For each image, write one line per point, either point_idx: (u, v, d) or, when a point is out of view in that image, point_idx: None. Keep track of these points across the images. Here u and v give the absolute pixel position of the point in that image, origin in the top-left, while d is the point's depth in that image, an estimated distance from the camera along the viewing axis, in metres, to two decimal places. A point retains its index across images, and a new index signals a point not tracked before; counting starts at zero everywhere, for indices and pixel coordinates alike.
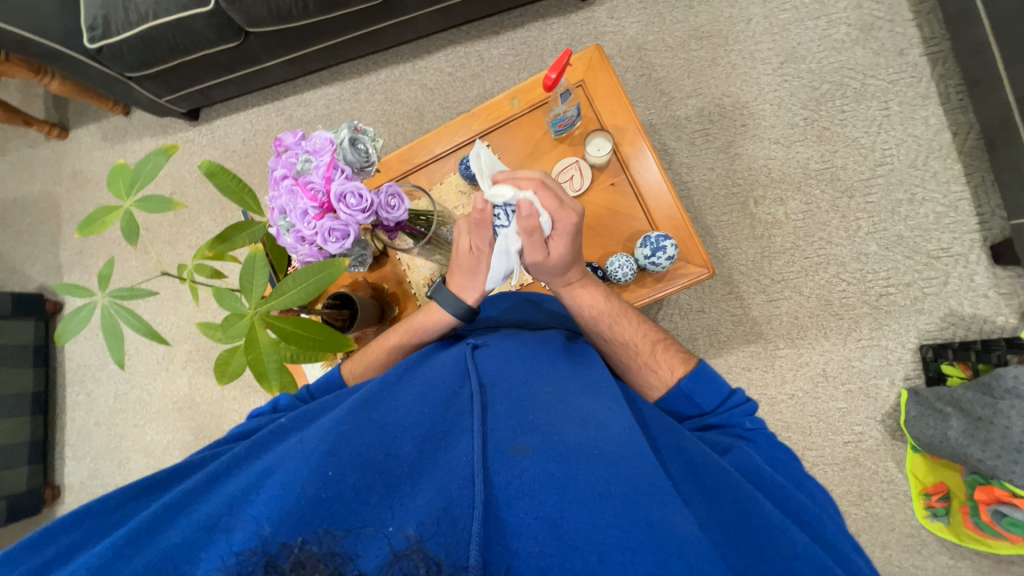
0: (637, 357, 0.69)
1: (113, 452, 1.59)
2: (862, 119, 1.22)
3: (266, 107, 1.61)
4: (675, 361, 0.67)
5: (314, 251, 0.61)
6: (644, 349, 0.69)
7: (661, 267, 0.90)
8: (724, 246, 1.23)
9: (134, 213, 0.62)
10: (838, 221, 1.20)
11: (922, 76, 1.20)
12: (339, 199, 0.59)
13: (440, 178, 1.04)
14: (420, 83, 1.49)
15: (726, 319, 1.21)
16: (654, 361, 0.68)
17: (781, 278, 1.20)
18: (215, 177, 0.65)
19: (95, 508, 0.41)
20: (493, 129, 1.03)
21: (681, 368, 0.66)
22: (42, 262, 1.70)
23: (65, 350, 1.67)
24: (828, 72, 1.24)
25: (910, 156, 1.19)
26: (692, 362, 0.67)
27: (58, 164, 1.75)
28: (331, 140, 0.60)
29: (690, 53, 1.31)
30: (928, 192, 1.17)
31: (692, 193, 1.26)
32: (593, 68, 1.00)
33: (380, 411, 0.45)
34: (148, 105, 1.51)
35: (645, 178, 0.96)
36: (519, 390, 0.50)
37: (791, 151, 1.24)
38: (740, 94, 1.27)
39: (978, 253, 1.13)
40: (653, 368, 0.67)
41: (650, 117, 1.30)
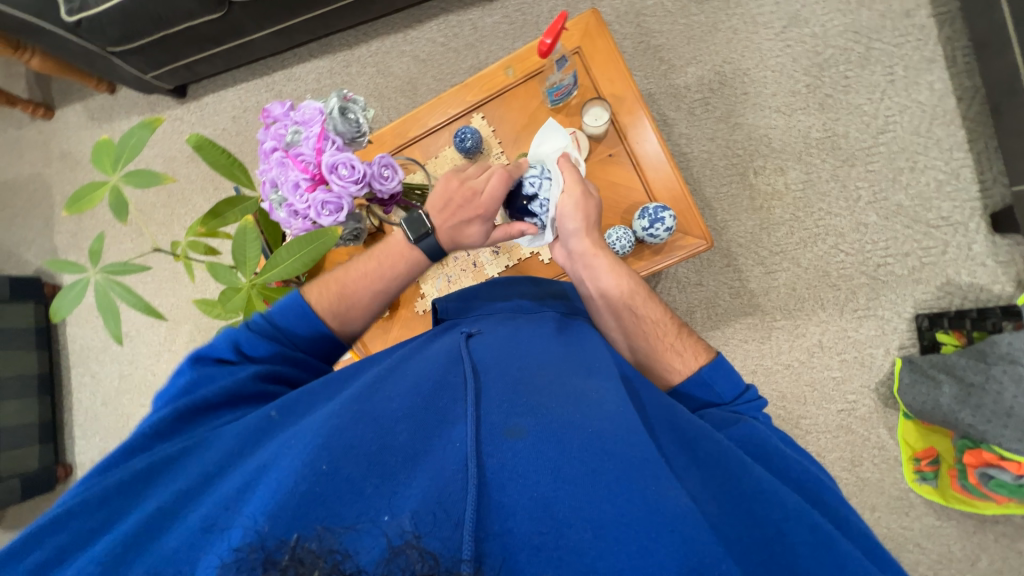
0: (664, 340, 0.68)
1: (121, 431, 1.63)
2: (865, 85, 1.19)
3: (255, 82, 1.57)
4: (698, 350, 0.67)
5: (307, 225, 0.60)
6: (670, 332, 0.69)
7: (659, 239, 0.89)
8: (722, 219, 1.22)
9: (123, 188, 0.61)
10: (838, 191, 1.19)
11: (929, 39, 1.16)
12: (331, 170, 0.58)
13: (435, 152, 1.02)
14: (412, 54, 1.45)
15: (723, 291, 1.21)
16: (679, 346, 0.67)
17: (779, 250, 1.20)
18: (203, 150, 0.64)
19: (78, 510, 0.42)
20: (488, 100, 1.00)
21: (703, 356, 0.66)
22: (37, 246, 1.69)
23: (67, 333, 1.68)
24: (832, 37, 1.21)
25: (913, 124, 1.16)
26: (710, 353, 0.67)
27: (45, 145, 1.72)
28: (321, 109, 0.59)
29: (690, 18, 1.26)
30: (930, 160, 1.15)
31: (690, 165, 1.24)
32: (590, 34, 0.96)
33: (372, 403, 0.46)
34: (133, 82, 1.47)
35: (644, 149, 0.94)
36: (513, 375, 0.51)
37: (792, 121, 1.21)
38: (741, 61, 1.24)
39: (978, 222, 1.12)
40: (677, 351, 0.67)
41: (648, 86, 1.27)
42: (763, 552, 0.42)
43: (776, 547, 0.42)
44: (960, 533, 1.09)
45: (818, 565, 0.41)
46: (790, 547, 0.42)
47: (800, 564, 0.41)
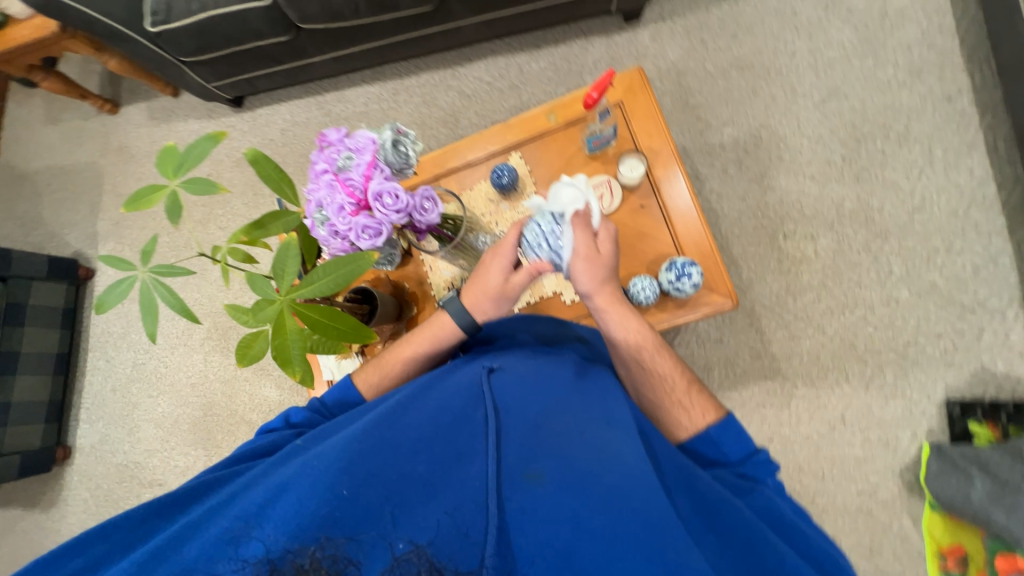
0: (671, 394, 0.66)
1: (125, 419, 1.64)
2: (902, 162, 1.19)
3: (308, 100, 1.66)
4: (706, 407, 0.65)
5: (345, 246, 0.62)
6: (680, 388, 0.66)
7: (684, 293, 0.88)
8: (748, 278, 1.21)
9: (180, 192, 0.63)
10: (869, 263, 1.17)
11: (970, 125, 1.17)
12: (376, 198, 0.59)
13: (470, 184, 1.05)
14: (458, 89, 1.52)
15: (744, 351, 1.19)
16: (688, 402, 0.65)
17: (805, 316, 1.17)
18: (258, 165, 0.67)
19: (123, 523, 0.42)
20: (527, 141, 1.04)
21: (712, 413, 0.64)
22: (80, 229, 1.77)
23: (92, 316, 1.73)
24: (871, 113, 1.22)
25: (950, 205, 1.15)
26: (720, 412, 0.65)
27: (106, 138, 1.83)
28: (374, 139, 0.61)
29: (731, 82, 1.30)
30: (967, 244, 1.13)
31: (720, 221, 1.25)
32: (633, 90, 1.00)
33: (394, 428, 0.45)
34: (198, 90, 1.58)
35: (675, 202, 0.95)
36: (535, 415, 0.49)
37: (826, 189, 1.22)
38: (777, 126, 1.26)
39: (1016, 311, 1.09)
40: (684, 408, 0.65)
41: (684, 141, 1.30)
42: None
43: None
44: None
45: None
46: None
47: None
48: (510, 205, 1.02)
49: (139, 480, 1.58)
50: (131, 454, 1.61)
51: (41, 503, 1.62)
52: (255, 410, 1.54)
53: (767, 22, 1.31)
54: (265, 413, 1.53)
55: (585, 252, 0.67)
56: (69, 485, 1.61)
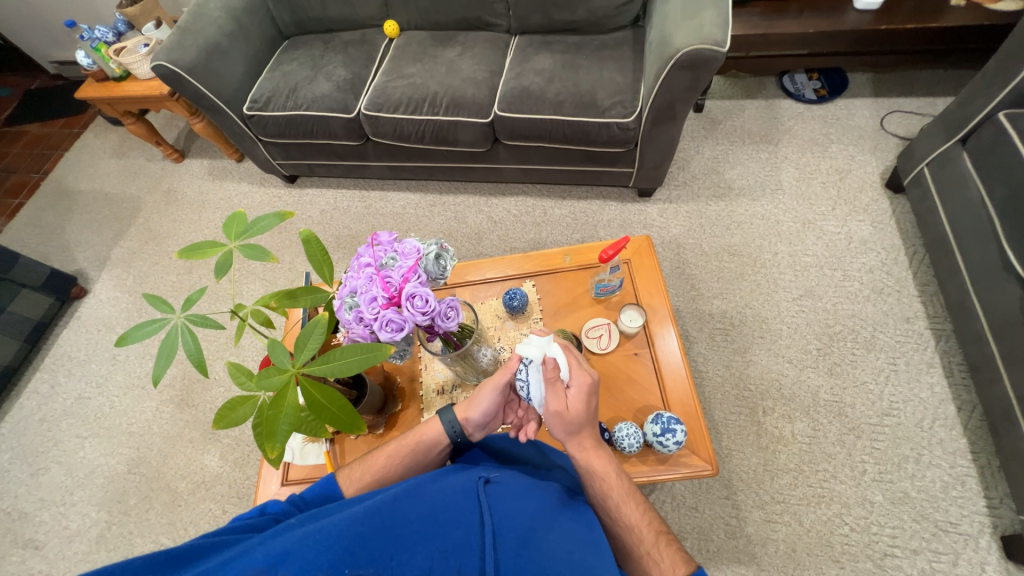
0: (640, 545, 0.65)
1: (36, 457, 1.46)
2: (870, 365, 1.31)
3: (354, 192, 1.86)
4: (676, 561, 0.62)
5: (364, 332, 0.66)
6: (648, 537, 0.65)
7: (667, 449, 0.90)
8: (727, 446, 1.23)
9: (234, 253, 0.69)
10: (843, 457, 1.20)
11: (927, 346, 1.31)
12: (408, 298, 0.66)
13: (483, 298, 1.14)
14: (487, 214, 1.73)
15: (718, 525, 1.14)
16: (657, 554, 0.63)
17: (781, 499, 1.16)
18: (309, 247, 0.76)
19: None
20: (542, 273, 1.16)
21: (682, 567, 0.61)
22: (95, 251, 1.82)
23: (61, 336, 1.67)
24: (841, 316, 1.38)
25: (916, 416, 1.23)
26: (692, 567, 0.61)
27: (160, 180, 2.00)
28: (420, 249, 0.70)
29: (721, 263, 1.50)
30: (934, 457, 1.18)
31: (704, 383, 1.31)
32: (640, 252, 1.15)
33: (390, 524, 0.44)
34: (262, 162, 1.78)
35: (667, 357, 1.02)
36: (528, 529, 0.50)
37: (802, 375, 1.31)
38: (760, 309, 1.41)
39: (989, 540, 1.08)
40: (654, 560, 0.63)
41: (678, 303, 1.44)
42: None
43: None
44: None
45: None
46: None
47: None
48: (515, 325, 1.09)
49: (14, 537, 1.34)
50: (21, 502, 1.40)
51: None
52: (186, 478, 1.39)
53: (754, 224, 1.56)
54: (195, 485, 1.37)
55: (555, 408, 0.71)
56: None
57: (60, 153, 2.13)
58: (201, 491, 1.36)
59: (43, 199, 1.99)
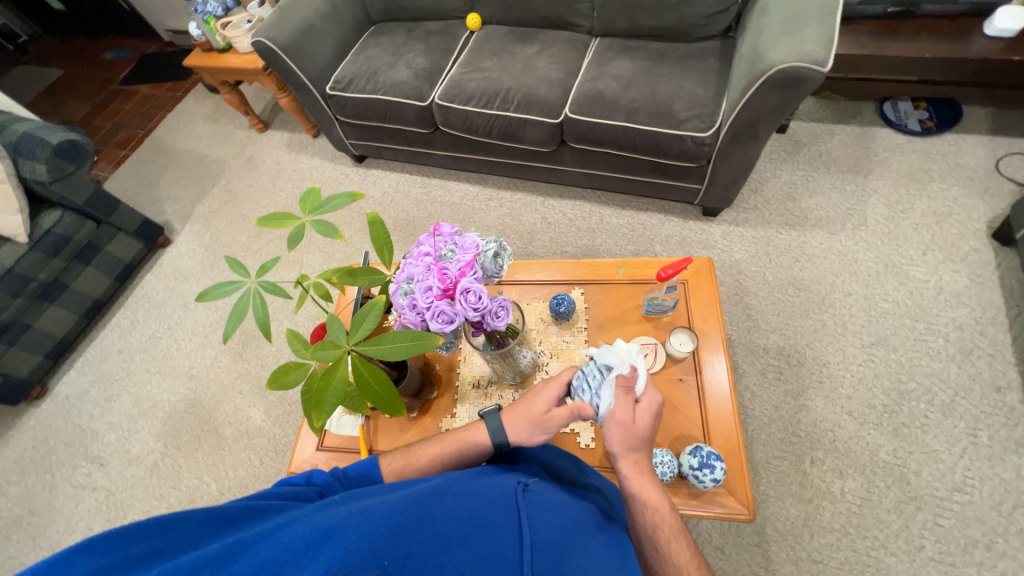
0: None
1: (112, 383, 1.63)
2: (945, 432, 1.18)
3: (416, 178, 1.91)
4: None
5: (415, 319, 0.68)
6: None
7: (702, 484, 0.85)
8: (765, 491, 1.15)
9: (307, 226, 0.73)
10: (899, 527, 1.09)
11: (1018, 422, 1.16)
12: (462, 292, 0.67)
13: (529, 299, 1.13)
14: (542, 215, 1.72)
15: (743, 573, 1.07)
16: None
17: (819, 558, 1.07)
18: (374, 229, 0.78)
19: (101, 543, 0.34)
20: (593, 282, 1.13)
21: None
22: (182, 206, 1.99)
23: (145, 279, 1.85)
24: (917, 373, 1.25)
25: (994, 498, 1.09)
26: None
27: (244, 147, 2.15)
28: (479, 245, 0.70)
29: (784, 296, 1.40)
30: (1011, 548, 1.04)
31: (748, 421, 1.24)
32: (699, 274, 1.10)
33: (427, 519, 0.41)
34: (336, 140, 1.87)
35: (714, 388, 0.97)
36: (567, 549, 0.46)
37: (862, 430, 1.20)
38: (822, 351, 1.31)
39: None
40: None
41: (730, 332, 1.36)
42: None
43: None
44: None
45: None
46: None
47: None
48: (558, 330, 1.08)
49: (86, 451, 1.51)
50: (95, 421, 1.56)
51: None
52: (233, 425, 1.49)
53: (827, 259, 1.44)
54: (240, 433, 1.48)
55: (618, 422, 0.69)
56: (21, 427, 1.57)
57: (164, 113, 2.35)
58: (243, 440, 1.47)
59: (145, 153, 2.20)
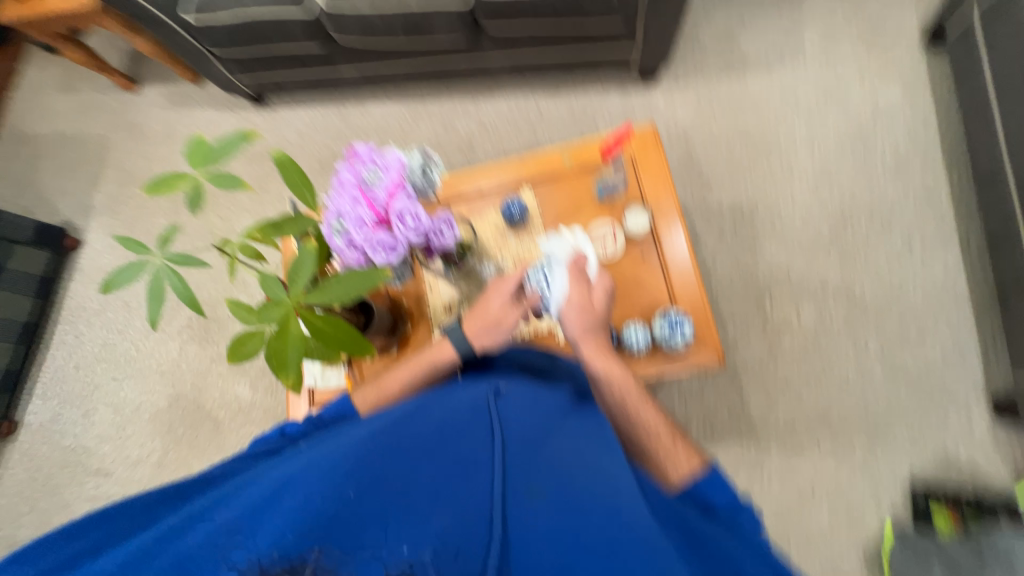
0: (657, 443, 0.67)
1: (82, 400, 1.56)
2: (884, 246, 1.27)
3: (330, 108, 1.69)
4: (691, 453, 0.67)
5: (358, 258, 0.64)
6: (667, 437, 0.68)
7: (675, 345, 0.91)
8: (733, 337, 1.26)
9: (203, 183, 0.63)
10: (848, 338, 1.23)
11: (946, 221, 1.26)
12: (398, 217, 0.63)
13: (480, 211, 1.08)
14: (477, 119, 1.58)
15: (722, 408, 1.21)
16: (675, 451, 0.66)
17: (783, 380, 1.21)
18: (284, 169, 0.69)
19: (123, 510, 0.44)
20: (541, 178, 1.08)
21: (696, 460, 0.66)
22: (76, 199, 1.74)
23: (69, 288, 1.68)
24: (858, 197, 1.31)
25: (925, 293, 1.23)
26: (706, 461, 0.67)
27: (119, 114, 1.83)
28: (403, 162, 0.65)
29: (733, 150, 1.39)
30: (938, 331, 1.20)
31: (711, 279, 1.30)
32: (645, 146, 1.06)
33: (400, 437, 0.46)
34: (222, 82, 1.60)
35: (675, 256, 1.00)
36: (537, 437, 0.51)
37: (813, 262, 1.29)
38: (772, 198, 1.34)
39: (980, 401, 1.14)
40: (671, 455, 0.66)
41: (685, 199, 1.37)
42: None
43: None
44: None
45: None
46: None
47: None
48: (516, 236, 1.05)
49: (85, 468, 1.49)
50: (82, 438, 1.53)
51: None
52: (223, 407, 1.49)
53: (771, 102, 1.41)
54: (234, 412, 1.48)
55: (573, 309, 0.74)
56: (8, 463, 1.52)
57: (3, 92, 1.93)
58: (239, 418, 1.47)
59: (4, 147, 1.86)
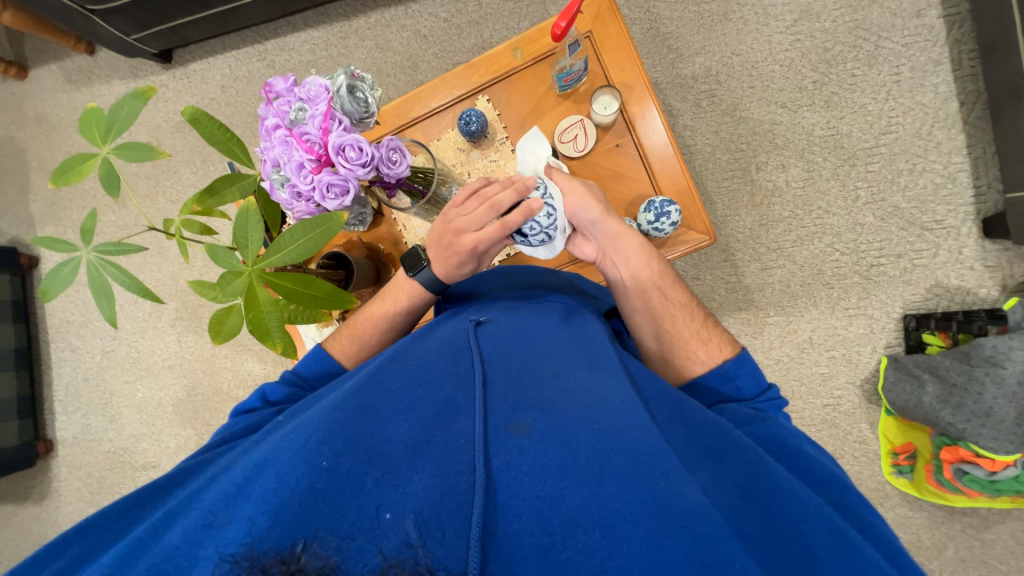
0: (691, 328, 0.67)
1: (104, 408, 1.59)
2: (871, 84, 1.19)
3: (247, 51, 1.49)
4: (722, 343, 0.66)
5: (311, 208, 0.58)
6: (696, 322, 0.68)
7: (663, 233, 0.89)
8: (723, 214, 1.23)
9: (114, 161, 0.57)
10: (837, 190, 1.19)
11: (937, 40, 1.16)
12: (338, 152, 0.55)
13: (437, 134, 0.99)
14: (413, 29, 1.40)
15: (719, 286, 1.22)
16: (705, 335, 0.67)
17: (776, 247, 1.21)
18: (198, 124, 0.59)
19: (102, 519, 0.41)
20: (495, 82, 0.97)
21: (728, 348, 0.65)
22: (12, 214, 1.61)
23: (46, 306, 1.63)
24: (842, 33, 1.19)
25: (915, 126, 1.17)
26: (736, 348, 0.66)
27: (19, 108, 1.62)
28: (327, 86, 0.56)
29: (702, 5, 1.24)
30: (929, 163, 1.16)
31: (694, 157, 1.24)
32: (602, 18, 0.93)
33: (375, 394, 0.44)
34: (115, 44, 1.38)
35: (652, 140, 0.93)
36: (518, 369, 0.50)
37: (797, 117, 1.21)
38: (749, 53, 1.22)
39: (970, 226, 1.14)
40: (702, 342, 0.66)
41: (656, 75, 1.25)
42: (777, 549, 0.41)
43: (792, 547, 0.41)
44: (930, 523, 1.14)
45: (838, 567, 0.39)
46: (810, 551, 0.40)
47: (818, 565, 0.39)
48: (482, 153, 0.97)
49: (131, 465, 1.56)
50: (118, 441, 1.58)
51: (31, 497, 1.60)
52: (239, 386, 1.51)
53: None
54: (251, 388, 1.51)
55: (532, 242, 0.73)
56: (58, 477, 1.59)
57: None
58: None
59: None
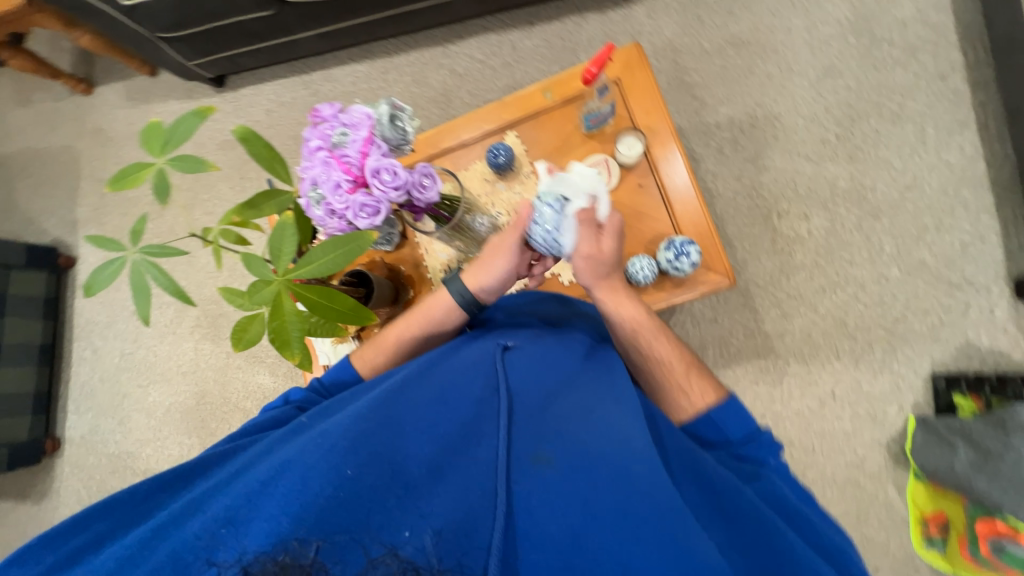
0: (671, 375, 0.67)
1: (115, 409, 1.61)
2: (895, 140, 1.20)
3: (294, 80, 1.60)
4: (706, 389, 0.66)
5: (342, 225, 0.61)
6: (679, 369, 0.68)
7: (683, 272, 0.89)
8: (743, 257, 1.22)
9: (167, 171, 0.60)
10: (861, 242, 1.19)
11: (962, 103, 1.18)
12: (374, 174, 0.58)
13: (465, 164, 1.03)
14: (449, 68, 1.48)
15: (738, 331, 1.20)
16: (687, 385, 0.66)
17: (797, 294, 1.19)
18: (247, 142, 0.63)
19: (127, 498, 0.42)
20: (523, 120, 1.02)
21: (711, 396, 0.65)
22: (58, 216, 1.70)
23: (76, 305, 1.68)
24: (866, 91, 1.22)
25: (941, 183, 1.17)
26: (721, 392, 0.65)
27: (80, 120, 1.75)
28: (370, 115, 0.60)
29: (727, 59, 1.29)
30: (956, 221, 1.15)
31: (715, 201, 1.25)
32: (631, 66, 0.98)
33: (401, 406, 0.44)
34: (176, 68, 1.49)
35: (674, 182, 0.95)
36: (541, 397, 0.49)
37: (820, 168, 1.22)
38: (773, 105, 1.26)
39: (1001, 286, 1.11)
40: (682, 390, 0.66)
41: (680, 121, 1.29)
42: None
43: None
44: None
45: None
46: None
47: None
48: (507, 185, 1.00)
49: (132, 470, 1.56)
50: (123, 445, 1.58)
51: (31, 495, 1.60)
52: (249, 397, 1.52)
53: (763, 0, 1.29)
54: (260, 401, 1.51)
55: (588, 250, 0.70)
56: (59, 477, 1.59)
57: None
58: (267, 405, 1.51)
59: None
